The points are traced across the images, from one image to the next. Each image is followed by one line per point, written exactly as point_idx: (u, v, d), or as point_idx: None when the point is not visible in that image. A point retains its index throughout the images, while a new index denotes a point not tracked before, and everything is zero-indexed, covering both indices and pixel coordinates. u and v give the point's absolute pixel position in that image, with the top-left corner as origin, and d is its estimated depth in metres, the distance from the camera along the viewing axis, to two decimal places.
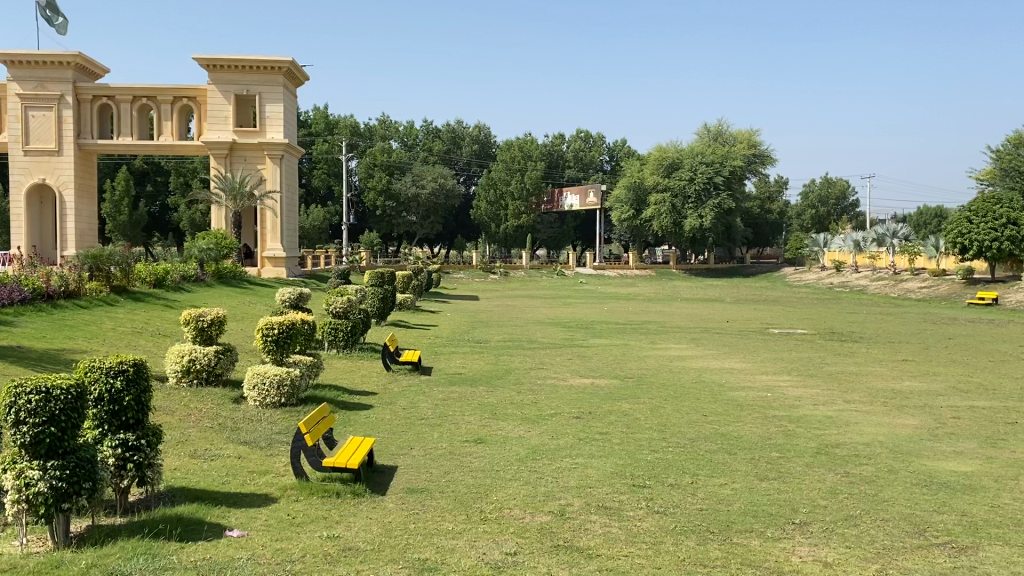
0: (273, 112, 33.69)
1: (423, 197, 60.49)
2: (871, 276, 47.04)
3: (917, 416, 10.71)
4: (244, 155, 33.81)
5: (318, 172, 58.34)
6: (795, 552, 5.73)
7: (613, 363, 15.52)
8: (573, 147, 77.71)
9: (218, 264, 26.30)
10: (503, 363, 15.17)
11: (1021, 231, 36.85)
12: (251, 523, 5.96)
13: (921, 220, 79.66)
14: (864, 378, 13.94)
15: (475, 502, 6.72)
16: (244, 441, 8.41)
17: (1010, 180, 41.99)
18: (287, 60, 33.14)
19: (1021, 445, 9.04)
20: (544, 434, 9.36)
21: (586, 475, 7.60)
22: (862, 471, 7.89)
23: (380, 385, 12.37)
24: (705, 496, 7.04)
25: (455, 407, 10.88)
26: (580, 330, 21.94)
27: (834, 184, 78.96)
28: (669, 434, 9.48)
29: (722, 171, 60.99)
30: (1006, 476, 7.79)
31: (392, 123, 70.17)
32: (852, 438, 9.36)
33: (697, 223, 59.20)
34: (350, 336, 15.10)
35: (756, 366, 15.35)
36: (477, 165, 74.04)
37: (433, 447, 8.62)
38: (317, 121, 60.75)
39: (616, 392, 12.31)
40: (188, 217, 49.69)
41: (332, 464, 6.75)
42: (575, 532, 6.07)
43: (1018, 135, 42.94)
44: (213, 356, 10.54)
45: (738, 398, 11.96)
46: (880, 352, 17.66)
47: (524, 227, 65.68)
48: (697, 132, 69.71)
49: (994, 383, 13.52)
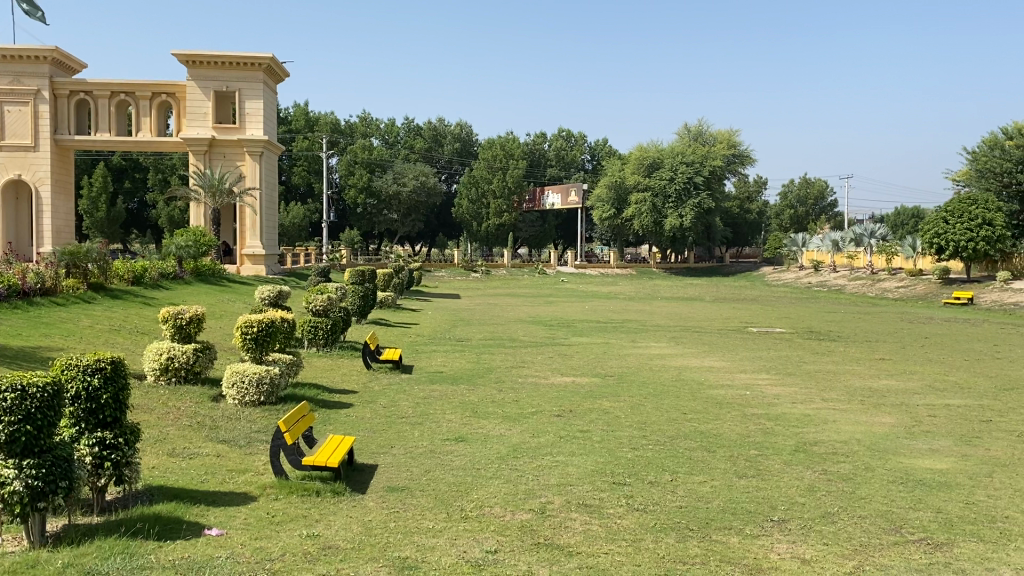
0: (253, 109, 33.46)
1: (404, 195, 60.42)
2: (849, 275, 47.41)
3: (894, 415, 10.80)
4: (223, 151, 33.58)
5: (299, 169, 58.16)
6: (773, 549, 5.78)
7: (593, 361, 15.56)
8: (554, 146, 77.92)
9: (196, 262, 26.16)
10: (484, 361, 15.16)
11: (996, 232, 37.33)
12: (230, 522, 5.92)
13: (898, 220, 80.53)
14: (843, 377, 14.03)
15: (456, 501, 6.71)
16: (223, 439, 8.35)
17: (984, 181, 42.38)
18: (268, 56, 32.94)
19: (995, 443, 9.15)
20: (525, 432, 9.35)
21: (566, 473, 7.61)
22: (839, 469, 7.95)
23: (361, 383, 12.31)
24: (685, 493, 7.08)
25: (436, 405, 10.85)
26: (561, 329, 21.98)
27: (813, 184, 79.46)
28: (649, 432, 9.52)
29: (702, 171, 61.32)
30: (981, 472, 7.88)
31: (373, 120, 69.98)
32: (829, 436, 9.43)
33: (677, 223, 59.42)
34: (330, 334, 15.05)
35: (736, 364, 15.43)
36: (458, 163, 74.05)
37: (414, 445, 8.59)
38: (297, 118, 60.43)
39: (596, 390, 12.35)
40: (166, 214, 49.31)
41: (312, 462, 6.72)
42: (557, 530, 6.08)
43: (993, 136, 43.45)
44: (191, 354, 10.46)
45: (717, 396, 12.02)
46: (857, 351, 17.80)
47: (506, 226, 65.69)
48: (677, 132, 70.06)
49: (970, 382, 13.66)
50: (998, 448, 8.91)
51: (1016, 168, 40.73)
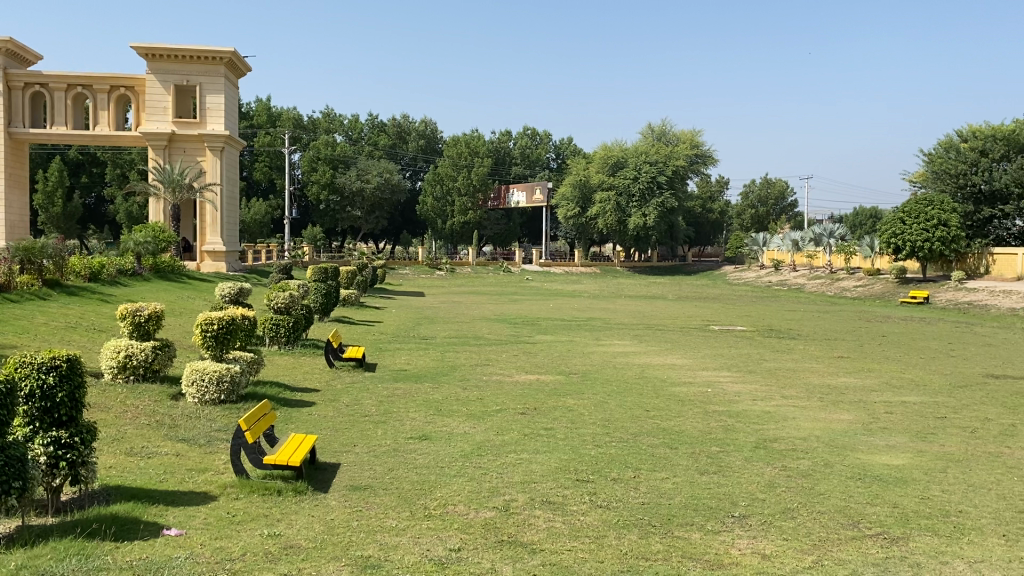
0: (213, 103, 33.04)
1: (368, 191, 60.18)
2: (809, 275, 48.07)
3: (851, 411, 11.03)
4: (183, 147, 33.11)
5: (260, 165, 57.54)
6: (735, 545, 5.84)
7: (557, 360, 15.58)
8: (520, 144, 78.05)
9: (155, 258, 25.73)
10: (449, 359, 15.17)
11: (951, 232, 38.14)
12: (190, 522, 5.84)
13: (856, 221, 81.94)
14: (803, 375, 14.20)
15: (420, 499, 6.70)
16: (183, 438, 8.23)
17: (940, 182, 43.20)
18: (229, 51, 32.58)
19: (949, 439, 9.36)
20: (489, 430, 9.36)
21: (530, 471, 7.62)
22: (798, 465, 8.07)
23: (323, 382, 12.21)
24: (647, 489, 7.15)
25: (400, 403, 10.83)
26: (526, 326, 22.04)
27: (774, 185, 80.25)
28: (612, 429, 9.58)
29: (665, 170, 61.83)
30: (935, 468, 8.06)
31: (337, 116, 69.51)
32: (789, 433, 9.56)
33: (641, 222, 59.79)
34: (292, 332, 14.90)
35: (697, 361, 15.62)
36: (423, 160, 73.82)
37: (377, 445, 8.52)
38: (259, 113, 59.85)
39: (561, 388, 12.42)
40: (125, 209, 48.51)
41: (273, 461, 6.66)
42: (520, 528, 6.09)
43: (948, 139, 44.36)
44: (150, 352, 10.31)
45: (679, 393, 12.16)
46: (817, 349, 18.04)
47: (471, 224, 65.68)
48: (641, 132, 70.59)
49: (926, 379, 13.92)
50: (954, 444, 9.11)
51: (972, 170, 41.77)
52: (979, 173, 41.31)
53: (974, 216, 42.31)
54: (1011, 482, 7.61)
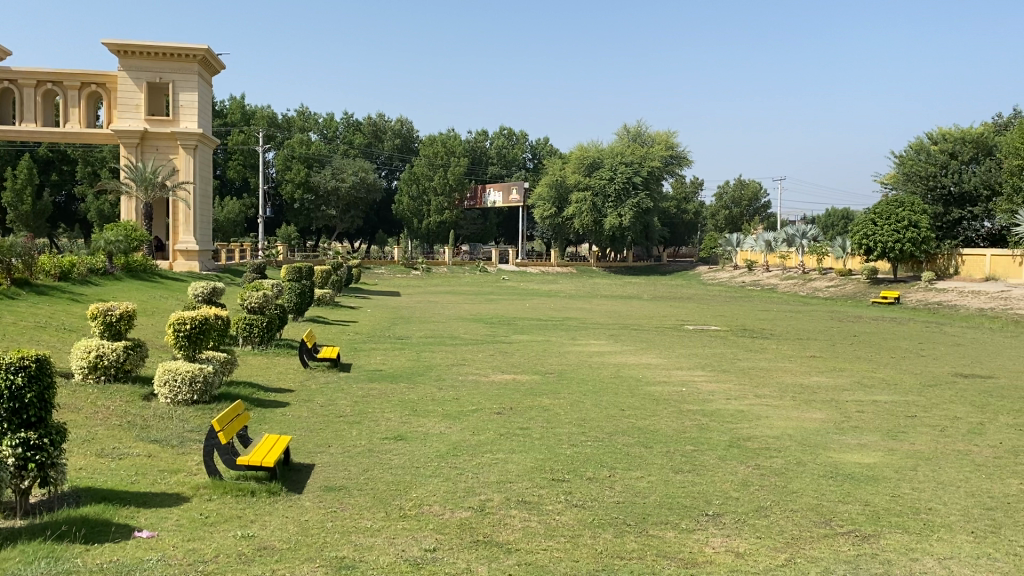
0: (187, 101, 32.73)
1: (343, 190, 59.96)
2: (782, 275, 48.55)
3: (824, 410, 11.15)
4: (156, 145, 32.78)
5: (234, 163, 57.08)
6: (708, 543, 5.88)
7: (533, 359, 15.57)
8: (496, 144, 78.03)
9: (128, 257, 25.42)
10: (424, 359, 15.12)
11: (922, 233, 38.60)
12: (161, 524, 5.79)
13: (828, 222, 82.77)
14: (776, 374, 14.32)
15: (395, 500, 6.67)
16: (155, 439, 8.15)
17: (911, 184, 43.66)
18: (202, 48, 32.30)
19: (919, 438, 9.49)
20: (465, 430, 9.36)
21: (505, 471, 7.62)
22: (772, 464, 8.15)
23: (298, 382, 12.15)
24: (622, 489, 7.16)
25: (375, 404, 10.77)
26: (502, 326, 22.02)
27: (748, 185, 80.79)
28: (587, 429, 9.60)
29: (640, 171, 62.12)
30: (907, 467, 8.14)
31: (311, 114, 69.12)
32: (762, 432, 9.62)
33: (617, 222, 60.05)
34: (266, 332, 14.78)
35: (672, 361, 15.70)
36: (399, 159, 73.61)
37: (352, 445, 8.49)
38: (233, 111, 59.44)
39: (536, 388, 12.42)
40: (96, 207, 47.92)
41: (247, 462, 6.62)
42: (496, 528, 6.08)
43: (919, 141, 44.84)
44: (122, 352, 10.20)
45: (653, 393, 12.21)
46: (790, 349, 18.16)
47: (447, 223, 65.61)
48: (617, 132, 70.91)
49: (897, 379, 14.09)
50: (924, 443, 9.23)
51: (941, 172, 42.27)
52: (949, 175, 41.88)
53: (943, 217, 42.79)
54: (979, 479, 7.74)
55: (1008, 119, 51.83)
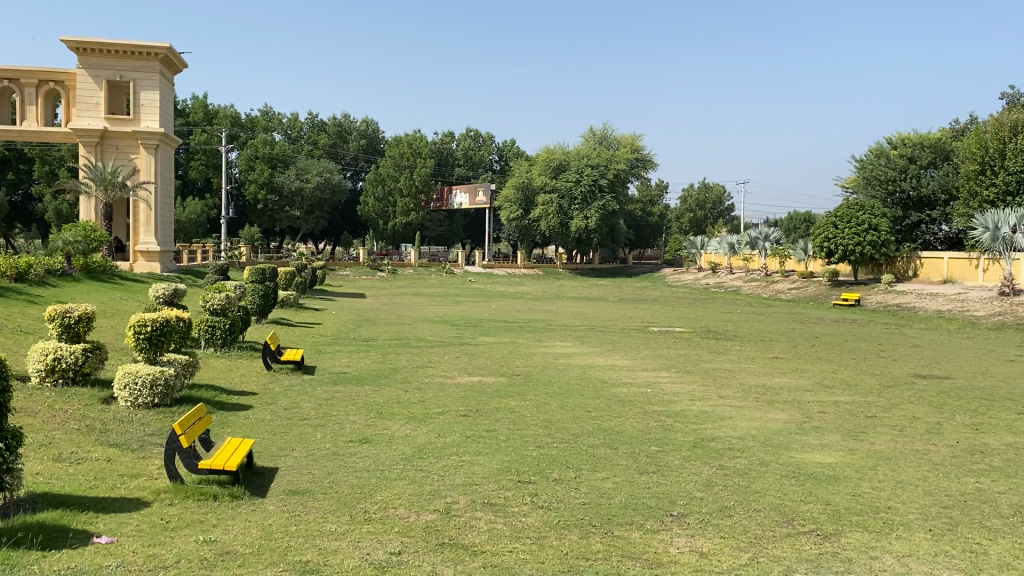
0: (148, 100, 32.25)
1: (307, 191, 59.50)
2: (745, 277, 49.10)
3: (786, 410, 11.27)
4: (116, 145, 32.26)
5: (196, 163, 56.35)
6: (673, 543, 5.92)
7: (499, 361, 15.60)
8: (462, 146, 77.95)
9: (87, 258, 24.99)
10: (390, 361, 15.05)
11: (881, 236, 39.24)
12: (121, 529, 5.70)
13: (790, 225, 83.81)
14: (738, 375, 14.50)
15: (359, 503, 6.63)
16: (115, 443, 8.01)
17: (871, 188, 44.33)
18: (164, 46, 31.84)
19: (880, 437, 9.65)
20: (430, 432, 9.32)
21: (472, 473, 7.61)
22: (735, 464, 8.23)
23: (261, 385, 12.02)
24: (588, 490, 7.19)
25: (340, 406, 10.70)
26: (468, 328, 21.99)
27: (711, 189, 81.55)
28: (553, 430, 9.61)
29: (606, 174, 62.51)
30: (867, 466, 8.26)
31: (275, 114, 68.51)
32: (726, 432, 9.73)
33: (583, 224, 60.33)
34: (229, 334, 14.61)
35: (637, 363, 15.79)
36: (364, 160, 73.32)
37: (316, 448, 8.43)
38: (195, 111, 58.70)
39: (503, 390, 12.42)
40: (54, 207, 47.05)
41: (209, 465, 6.55)
42: (461, 530, 6.08)
43: (878, 146, 45.58)
44: (81, 355, 10.03)
45: (619, 394, 12.26)
46: (752, 350, 18.41)
47: (413, 225, 65.42)
48: (583, 135, 71.24)
49: (857, 379, 14.34)
50: (883, 443, 9.37)
51: (901, 177, 42.95)
52: (908, 180, 42.58)
53: (902, 221, 43.50)
54: (936, 478, 7.86)
55: (964, 125, 52.98)
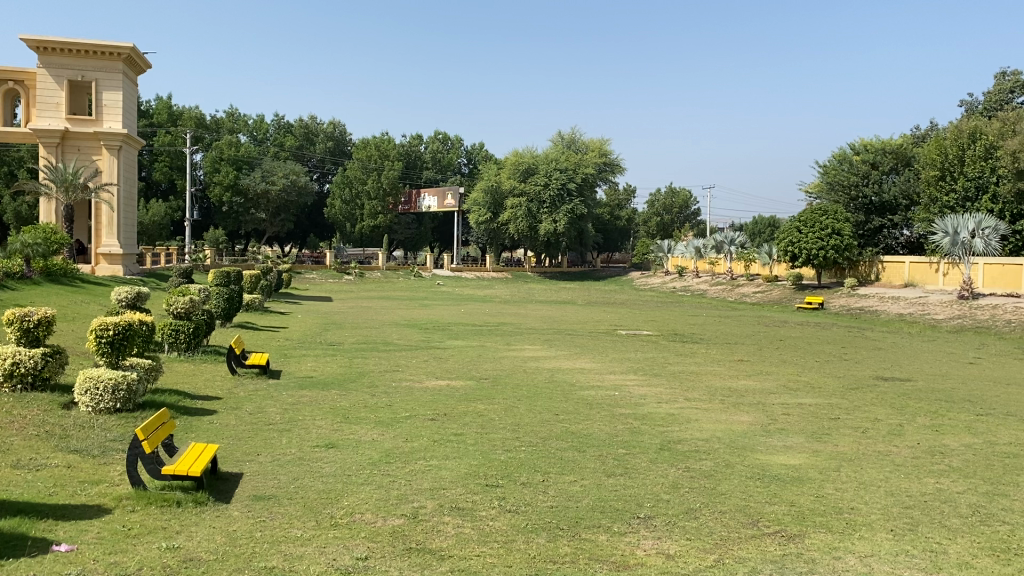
0: (110, 100, 31.78)
1: (273, 194, 58.94)
2: (710, 281, 49.56)
3: (751, 413, 11.37)
4: (78, 145, 31.74)
5: (160, 165, 55.64)
6: (640, 546, 5.95)
7: (467, 364, 15.59)
8: (431, 148, 77.81)
9: (47, 261, 24.55)
10: (357, 365, 14.96)
11: (844, 241, 39.79)
12: (81, 537, 5.59)
13: (756, 229, 84.69)
14: (705, 378, 14.61)
15: (325, 508, 6.59)
16: (75, 449, 7.88)
17: (834, 194, 44.93)
18: (127, 47, 31.42)
19: (842, 439, 9.77)
20: (398, 437, 9.27)
21: (439, 477, 7.58)
22: (701, 466, 8.28)
23: (225, 389, 11.88)
24: (556, 493, 7.20)
25: (306, 411, 10.61)
26: (436, 332, 21.92)
27: (678, 193, 82.10)
28: (521, 434, 9.62)
29: (574, 178, 62.75)
30: (830, 467, 8.38)
31: (241, 115, 67.83)
32: (692, 434, 9.82)
33: (551, 228, 60.55)
34: (192, 338, 14.42)
35: (604, 366, 15.88)
36: (331, 162, 72.86)
37: (282, 453, 8.35)
38: (159, 111, 57.88)
39: (471, 393, 12.39)
40: (13, 209, 46.15)
41: (173, 472, 6.47)
42: (428, 534, 6.06)
43: (842, 152, 46.24)
44: (40, 360, 9.84)
45: (587, 397, 12.33)
46: (718, 353, 18.56)
47: (381, 228, 65.08)
48: (551, 139, 71.49)
49: (821, 382, 14.50)
50: (846, 444, 9.52)
51: (863, 182, 43.61)
52: (870, 185, 43.26)
53: (865, 226, 44.14)
54: (898, 479, 8.01)
55: (924, 132, 54.00)
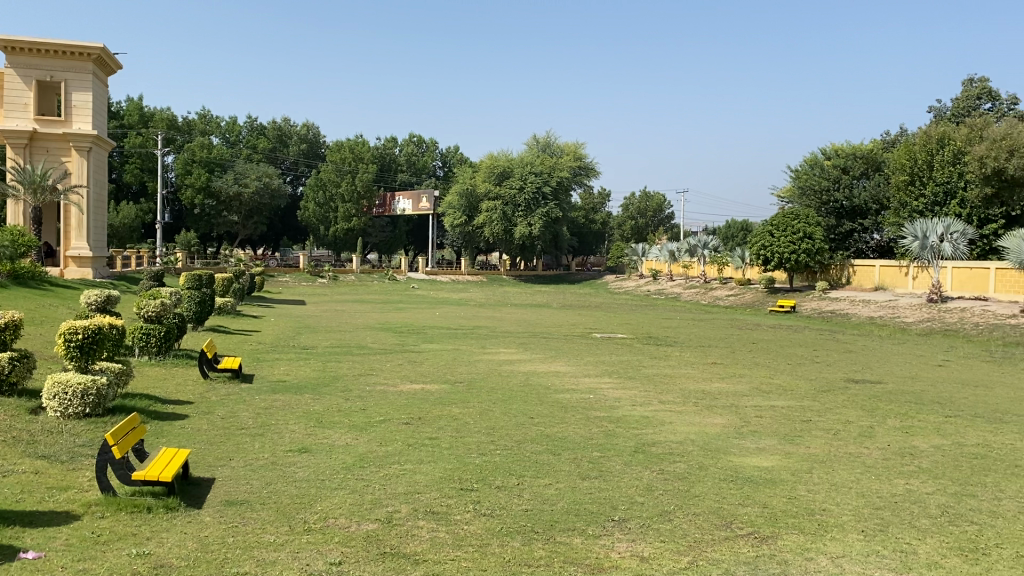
0: (80, 101, 31.39)
1: (245, 196, 58.45)
2: (684, 284, 49.91)
3: (724, 416, 11.44)
4: (46, 146, 31.29)
5: (130, 167, 55.09)
6: (614, 548, 5.96)
7: (441, 368, 15.55)
8: (405, 151, 77.66)
9: (14, 263, 24.14)
10: (330, 369, 14.88)
11: (815, 244, 40.23)
12: (49, 543, 5.51)
13: (728, 233, 85.35)
14: (679, 381, 14.69)
15: (298, 513, 6.53)
16: (43, 455, 7.75)
17: (805, 198, 45.43)
18: (98, 47, 31.09)
19: (815, 441, 9.84)
20: (372, 441, 9.22)
21: (413, 481, 7.56)
22: (675, 469, 8.33)
23: (197, 394, 11.77)
24: (531, 496, 7.21)
25: (279, 416, 10.53)
26: (411, 335, 21.85)
27: (652, 198, 82.49)
28: (496, 437, 9.61)
29: (550, 181, 63.03)
30: (801, 468, 8.48)
31: (213, 117, 67.27)
32: (666, 437, 9.86)
33: (527, 231, 60.67)
34: (164, 341, 14.25)
35: (580, 369, 15.91)
36: (305, 164, 72.44)
37: (255, 458, 8.28)
38: (130, 113, 57.15)
39: (446, 397, 12.37)
40: None
41: (143, 477, 6.39)
42: (403, 539, 6.03)
43: (813, 157, 46.78)
44: (8, 364, 9.67)
45: (561, 400, 12.35)
46: (692, 356, 18.66)
47: (355, 231, 64.82)
48: (526, 143, 71.65)
49: (793, 384, 14.62)
50: (818, 446, 9.60)
51: (834, 186, 44.16)
52: (840, 190, 43.80)
53: (836, 230, 44.69)
54: (868, 480, 8.10)
55: (893, 138, 54.71)
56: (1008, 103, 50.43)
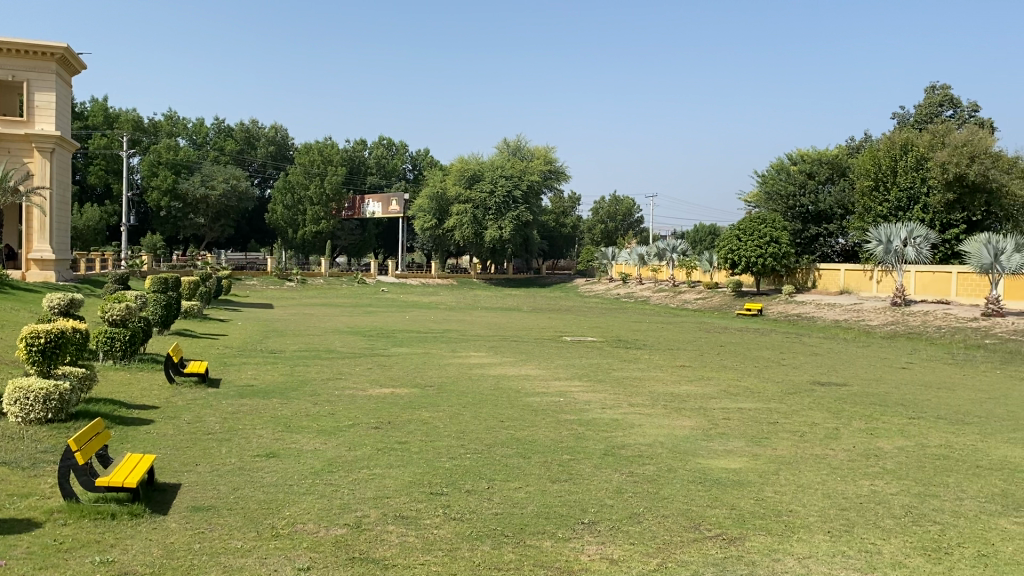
0: (43, 102, 30.89)
1: (213, 199, 57.81)
2: (653, 288, 50.20)
3: (692, 418, 11.53)
4: (7, 147, 30.70)
5: (95, 169, 54.35)
6: (584, 551, 5.98)
7: (411, 372, 15.49)
8: (375, 154, 77.28)
9: None
10: (298, 374, 14.77)
11: (781, 249, 40.67)
12: (9, 551, 5.42)
13: (697, 238, 86.06)
14: (648, 383, 14.76)
15: (266, 518, 6.47)
16: (3, 461, 7.61)
17: (772, 203, 46.03)
18: (62, 47, 30.62)
19: (781, 443, 9.94)
20: (341, 445, 9.16)
21: (382, 486, 7.52)
22: (644, 471, 8.38)
23: (163, 398, 11.63)
24: (501, 500, 7.20)
25: (246, 420, 10.41)
26: (381, 339, 21.75)
27: (621, 202, 82.86)
28: (465, 441, 9.59)
29: (520, 185, 63.15)
30: (769, 471, 8.55)
31: (179, 119, 66.53)
32: (636, 440, 9.90)
33: (497, 235, 60.66)
34: (129, 345, 14.08)
35: (551, 372, 15.94)
36: (273, 166, 71.91)
37: (222, 463, 8.19)
38: (95, 114, 56.28)
39: (415, 401, 12.33)
40: None
41: (107, 483, 6.30)
42: (372, 544, 6.00)
43: (779, 162, 47.41)
44: None
45: (532, 404, 12.35)
46: (661, 359, 18.79)
47: (323, 234, 64.41)
48: (497, 146, 71.74)
49: (760, 387, 14.75)
50: (785, 447, 9.70)
51: (800, 192, 44.80)
52: (806, 195, 44.42)
53: (802, 235, 45.15)
54: (834, 481, 8.21)
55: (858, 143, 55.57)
56: (969, 109, 51.44)
